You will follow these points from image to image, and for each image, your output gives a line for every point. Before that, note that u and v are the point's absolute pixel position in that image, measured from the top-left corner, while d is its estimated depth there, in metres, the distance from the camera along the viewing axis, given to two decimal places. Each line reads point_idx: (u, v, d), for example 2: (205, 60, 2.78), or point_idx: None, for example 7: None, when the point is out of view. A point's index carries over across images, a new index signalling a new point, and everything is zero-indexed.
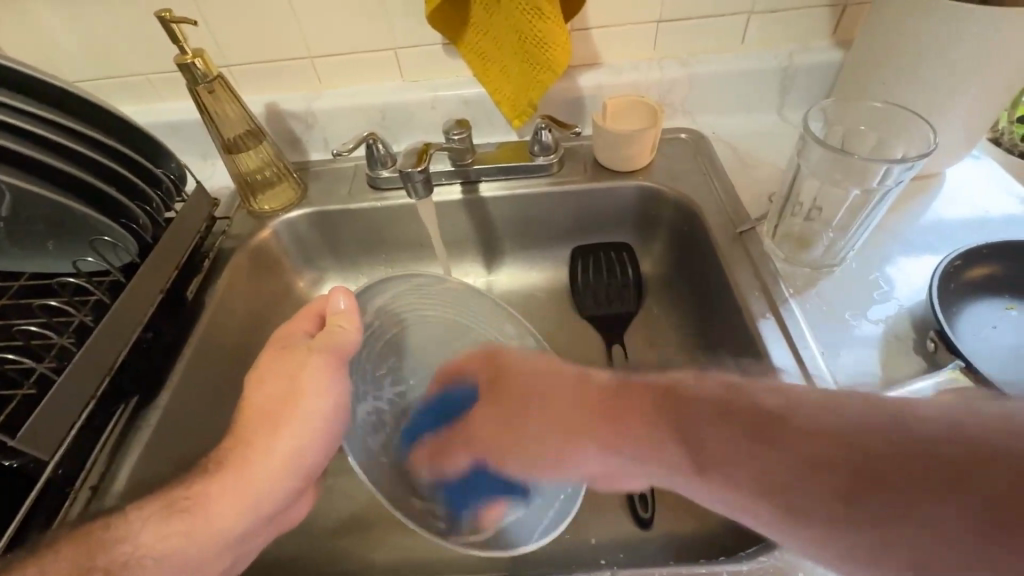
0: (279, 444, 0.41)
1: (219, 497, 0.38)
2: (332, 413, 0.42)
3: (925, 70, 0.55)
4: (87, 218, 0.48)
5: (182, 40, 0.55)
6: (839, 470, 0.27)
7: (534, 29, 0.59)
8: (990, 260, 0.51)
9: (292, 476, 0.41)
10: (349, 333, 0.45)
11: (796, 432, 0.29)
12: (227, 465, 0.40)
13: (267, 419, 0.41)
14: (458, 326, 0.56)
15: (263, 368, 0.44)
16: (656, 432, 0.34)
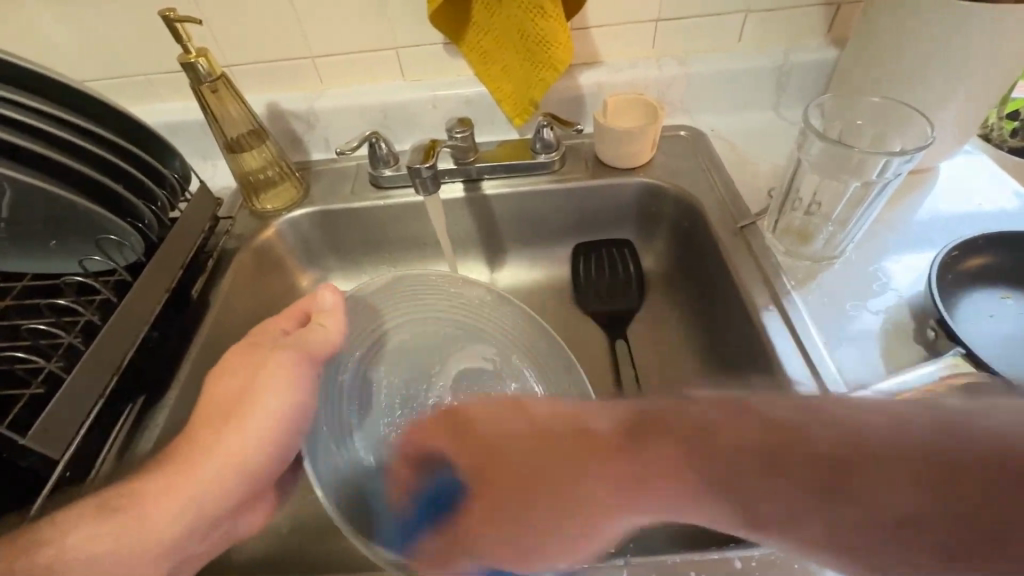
0: (221, 442, 0.40)
1: (153, 501, 0.37)
2: (281, 412, 0.42)
3: (920, 65, 0.56)
4: (94, 217, 0.48)
5: (185, 39, 0.55)
6: (810, 474, 0.26)
7: (536, 27, 0.59)
8: (987, 251, 0.52)
9: (235, 479, 0.40)
10: (327, 337, 0.47)
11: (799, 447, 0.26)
12: (169, 462, 0.40)
13: (219, 414, 0.42)
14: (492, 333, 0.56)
15: (231, 363, 0.46)
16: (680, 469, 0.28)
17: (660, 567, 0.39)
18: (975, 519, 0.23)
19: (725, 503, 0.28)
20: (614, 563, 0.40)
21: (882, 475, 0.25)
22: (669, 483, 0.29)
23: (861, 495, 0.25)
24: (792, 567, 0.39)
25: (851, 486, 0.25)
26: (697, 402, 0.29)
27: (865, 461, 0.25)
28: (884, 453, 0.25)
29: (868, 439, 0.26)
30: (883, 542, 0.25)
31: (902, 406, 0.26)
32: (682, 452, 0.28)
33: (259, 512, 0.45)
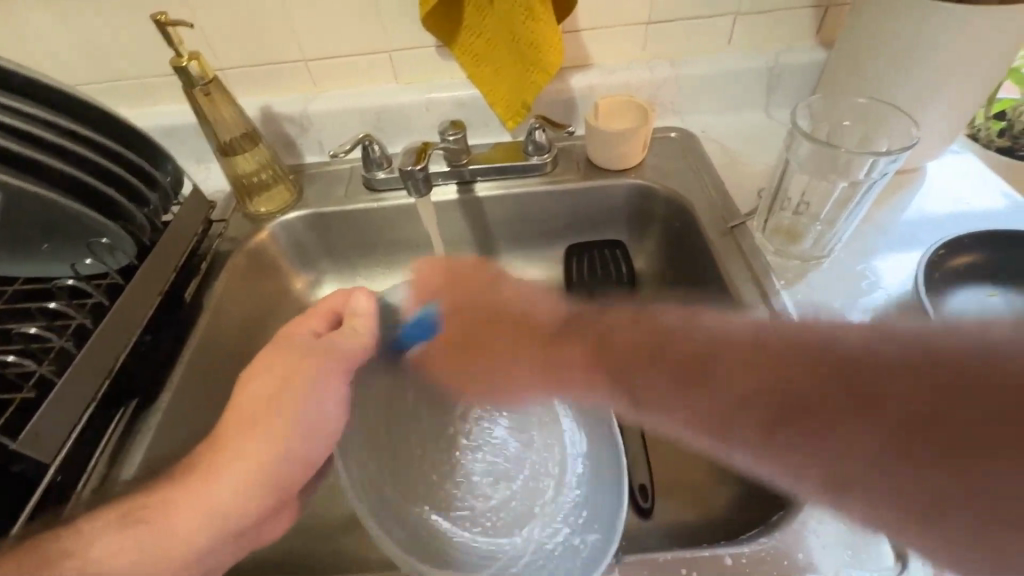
0: (250, 448, 0.41)
1: (181, 512, 0.37)
2: (315, 413, 0.44)
3: (906, 66, 0.57)
4: (87, 221, 0.49)
5: (177, 43, 0.56)
6: (775, 402, 0.31)
7: (527, 30, 0.60)
8: (972, 249, 0.53)
9: (267, 487, 0.41)
10: (357, 344, 0.50)
11: (741, 363, 0.33)
12: (194, 473, 0.39)
13: (247, 420, 0.42)
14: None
15: (258, 365, 0.46)
16: (653, 376, 0.36)
17: (651, 566, 0.40)
18: (918, 407, 0.26)
19: (710, 423, 0.33)
20: (606, 562, 0.40)
21: (835, 402, 0.29)
22: (641, 373, 0.37)
23: (829, 428, 0.29)
24: (781, 564, 0.39)
25: (822, 411, 0.29)
26: (705, 329, 0.37)
27: (840, 365, 0.29)
28: (855, 357, 0.29)
29: (829, 355, 0.30)
30: (842, 417, 0.28)
31: (880, 326, 0.30)
32: (651, 344, 0.38)
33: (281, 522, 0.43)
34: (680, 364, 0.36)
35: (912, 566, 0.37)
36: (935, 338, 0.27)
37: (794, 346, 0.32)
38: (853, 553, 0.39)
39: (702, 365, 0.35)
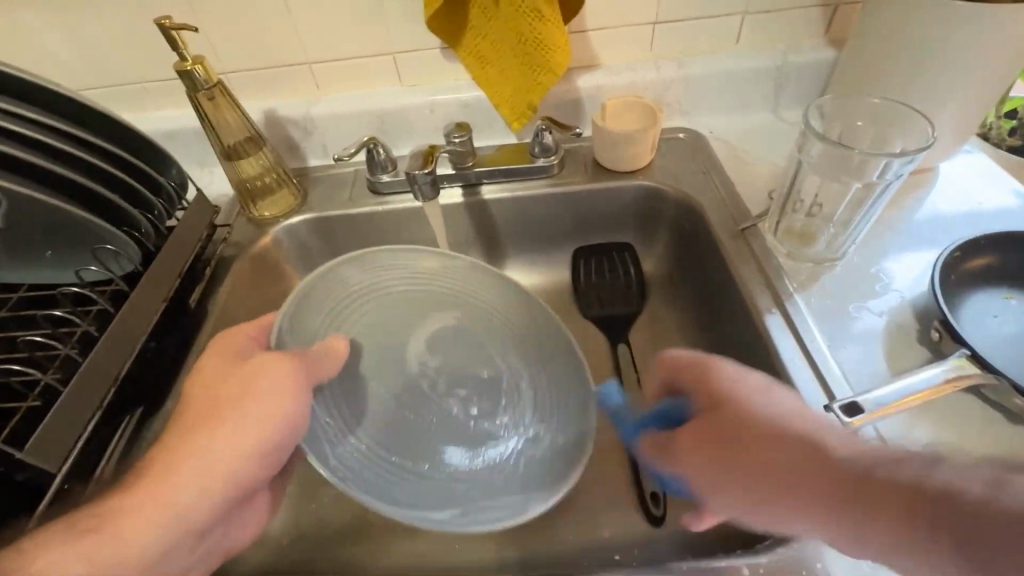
0: (215, 453, 0.39)
1: (135, 519, 0.35)
2: (278, 434, 0.40)
3: (919, 66, 0.56)
4: (91, 227, 0.48)
5: (181, 47, 0.55)
6: (855, 496, 0.33)
7: (534, 31, 0.59)
8: (988, 251, 0.52)
9: (229, 494, 0.39)
10: (332, 364, 0.44)
11: (882, 488, 0.33)
12: (150, 478, 0.37)
13: (208, 423, 0.39)
14: (475, 300, 0.57)
15: (210, 373, 0.43)
16: (835, 506, 0.34)
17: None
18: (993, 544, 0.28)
19: (830, 519, 0.34)
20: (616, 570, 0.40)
21: (858, 502, 0.33)
22: (829, 497, 0.34)
23: (858, 527, 0.33)
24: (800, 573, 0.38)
25: (854, 509, 0.33)
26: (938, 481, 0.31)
27: (917, 498, 0.31)
28: (938, 496, 0.31)
29: (922, 489, 0.32)
30: (857, 524, 0.33)
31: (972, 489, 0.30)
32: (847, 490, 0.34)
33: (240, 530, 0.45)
34: (861, 511, 0.33)
35: None
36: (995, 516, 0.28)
37: (920, 487, 0.32)
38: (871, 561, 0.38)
39: (821, 461, 0.35)
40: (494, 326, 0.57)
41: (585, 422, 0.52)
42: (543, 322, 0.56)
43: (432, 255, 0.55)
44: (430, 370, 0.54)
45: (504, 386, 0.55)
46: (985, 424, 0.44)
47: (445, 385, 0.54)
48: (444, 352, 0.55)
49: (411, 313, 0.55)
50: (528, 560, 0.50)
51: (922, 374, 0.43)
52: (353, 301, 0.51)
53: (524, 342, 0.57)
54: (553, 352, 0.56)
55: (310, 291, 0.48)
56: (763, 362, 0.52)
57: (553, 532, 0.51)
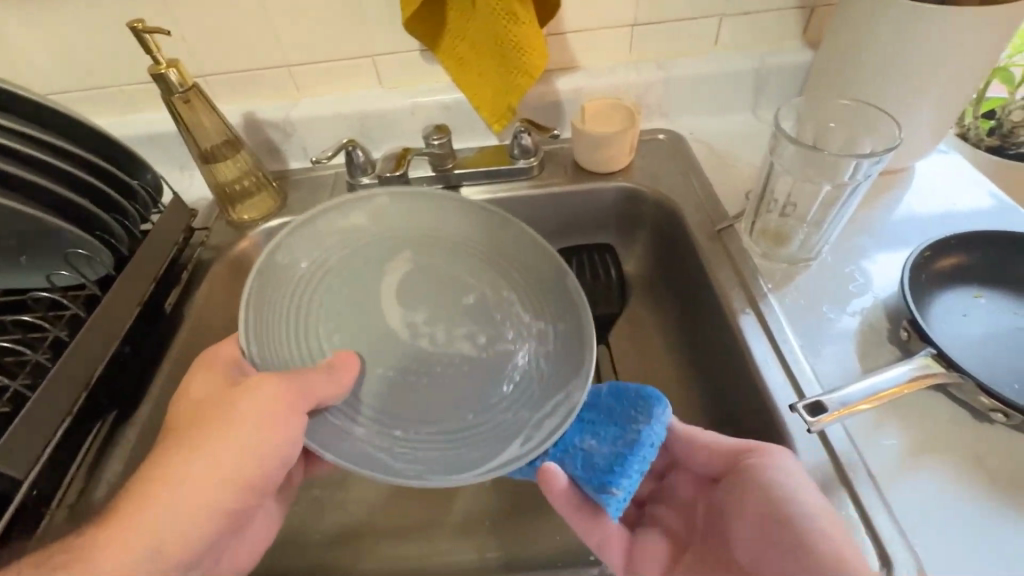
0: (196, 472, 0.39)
1: (111, 548, 0.35)
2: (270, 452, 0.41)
3: (890, 67, 0.57)
4: (61, 232, 0.47)
5: (155, 50, 0.55)
6: None
7: (510, 33, 0.59)
8: (959, 250, 0.52)
9: (208, 513, 0.40)
10: (332, 384, 0.43)
11: None
12: (127, 505, 0.37)
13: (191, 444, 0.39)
14: (428, 230, 0.55)
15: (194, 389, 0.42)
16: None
17: None
18: None
19: None
20: None
21: None
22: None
23: None
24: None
25: None
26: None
27: None
28: None
29: None
30: None
31: None
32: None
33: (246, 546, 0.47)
34: None
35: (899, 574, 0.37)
36: None
37: None
38: None
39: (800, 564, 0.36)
40: (465, 249, 0.55)
41: (573, 303, 0.51)
42: (512, 230, 0.54)
43: (350, 204, 0.52)
44: (426, 312, 0.53)
45: (495, 305, 0.54)
46: (953, 422, 0.45)
47: (455, 322, 0.53)
48: (427, 290, 0.54)
49: (374, 270, 0.53)
50: (505, 561, 0.50)
51: (888, 372, 0.44)
52: (306, 286, 0.49)
53: (483, 253, 0.55)
54: (528, 252, 0.54)
55: (260, 292, 0.45)
56: (737, 363, 0.52)
57: (534, 531, 0.51)
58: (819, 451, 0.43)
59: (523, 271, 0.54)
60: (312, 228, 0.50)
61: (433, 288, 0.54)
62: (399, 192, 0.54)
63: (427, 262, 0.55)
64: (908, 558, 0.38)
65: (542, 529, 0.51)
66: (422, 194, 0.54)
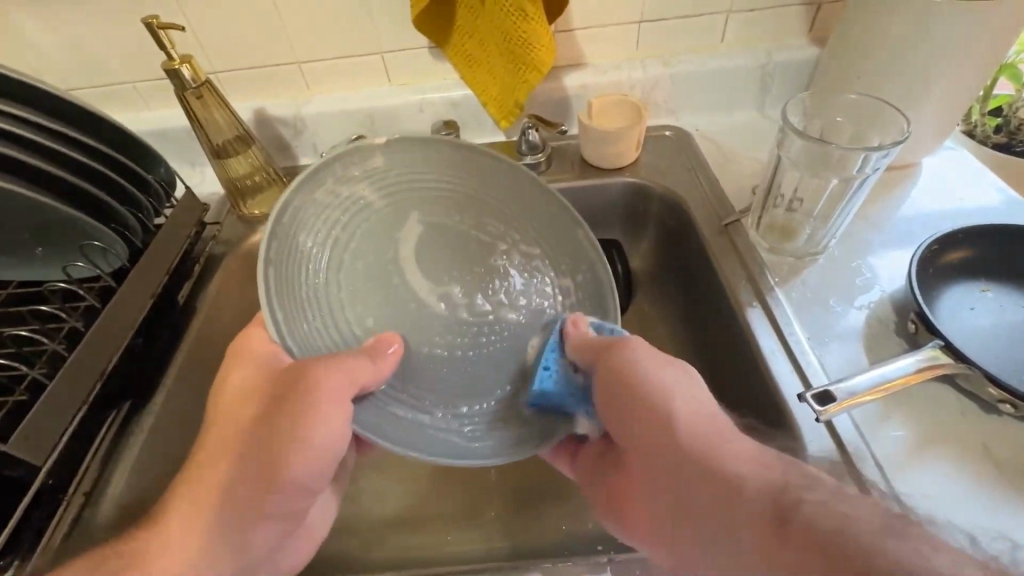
0: (240, 478, 0.39)
1: (164, 552, 0.37)
2: (320, 456, 0.40)
3: (898, 62, 0.57)
4: (78, 224, 0.48)
5: (169, 47, 0.56)
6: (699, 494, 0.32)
7: (519, 30, 0.59)
8: (966, 244, 0.52)
9: (265, 515, 0.40)
10: (370, 370, 0.40)
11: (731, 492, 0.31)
12: (171, 515, 0.39)
13: (237, 447, 0.40)
14: (437, 187, 0.51)
15: (232, 383, 0.42)
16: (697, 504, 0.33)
17: (642, 565, 0.41)
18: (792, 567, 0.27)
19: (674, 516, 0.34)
20: (598, 561, 0.42)
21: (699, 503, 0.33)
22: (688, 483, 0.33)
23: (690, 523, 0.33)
24: None
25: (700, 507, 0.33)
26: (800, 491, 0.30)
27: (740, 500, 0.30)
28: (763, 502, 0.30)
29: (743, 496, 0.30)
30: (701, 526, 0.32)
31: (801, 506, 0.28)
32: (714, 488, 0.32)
33: (310, 539, 0.46)
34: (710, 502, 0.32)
35: None
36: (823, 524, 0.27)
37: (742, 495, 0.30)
38: None
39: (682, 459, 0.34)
40: (479, 205, 0.53)
41: (586, 254, 0.53)
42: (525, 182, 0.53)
43: (346, 163, 0.46)
44: (456, 283, 0.51)
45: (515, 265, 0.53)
46: (960, 414, 0.45)
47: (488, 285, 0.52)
48: (453, 252, 0.52)
49: (384, 239, 0.49)
50: (513, 550, 0.50)
51: (896, 363, 0.44)
52: (325, 261, 0.43)
53: (510, 212, 0.53)
54: (540, 206, 0.53)
55: (278, 285, 0.38)
56: (745, 356, 0.52)
57: (540, 522, 0.52)
58: (826, 440, 0.43)
59: (538, 227, 0.54)
60: (319, 189, 0.44)
61: (459, 261, 0.52)
62: (405, 146, 0.49)
63: (438, 222, 0.52)
64: None
65: (552, 520, 0.52)
66: (455, 146, 0.50)
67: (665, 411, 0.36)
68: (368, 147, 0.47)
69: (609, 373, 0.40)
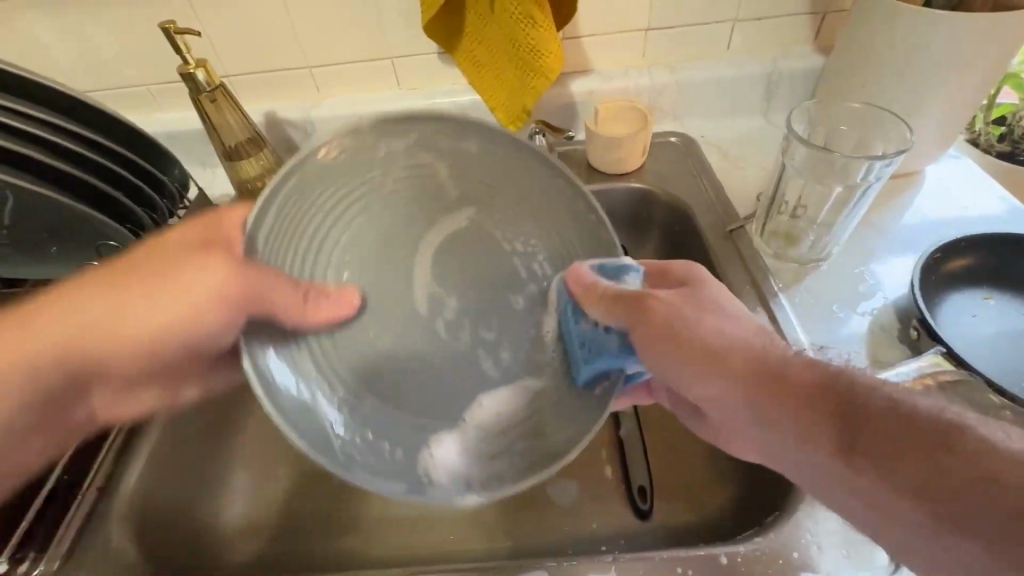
0: (101, 305, 0.39)
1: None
2: (191, 333, 0.41)
3: (902, 72, 0.58)
4: (94, 223, 0.50)
5: (185, 51, 0.57)
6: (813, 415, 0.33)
7: (527, 37, 0.60)
8: (970, 252, 0.53)
9: (111, 346, 0.40)
10: (290, 301, 0.39)
11: (853, 410, 0.33)
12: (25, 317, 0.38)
13: (121, 271, 0.40)
14: (470, 182, 0.46)
15: (172, 237, 0.41)
16: (810, 427, 0.33)
17: (646, 564, 0.42)
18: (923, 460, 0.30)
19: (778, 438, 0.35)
20: (602, 561, 0.42)
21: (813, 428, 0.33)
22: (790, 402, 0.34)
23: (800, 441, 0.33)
24: (777, 563, 0.41)
25: (818, 430, 0.33)
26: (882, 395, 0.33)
27: (853, 412, 0.33)
28: (872, 409, 0.32)
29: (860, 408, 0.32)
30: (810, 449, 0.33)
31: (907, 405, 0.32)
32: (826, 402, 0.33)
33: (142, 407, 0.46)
34: (833, 418, 0.33)
35: None
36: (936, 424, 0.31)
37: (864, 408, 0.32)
38: (848, 555, 0.41)
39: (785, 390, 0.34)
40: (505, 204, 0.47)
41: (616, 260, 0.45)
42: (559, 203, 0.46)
43: (342, 142, 0.41)
44: (456, 289, 0.49)
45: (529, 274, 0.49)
46: None
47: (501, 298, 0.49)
48: (461, 257, 0.49)
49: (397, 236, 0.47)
50: (514, 550, 0.51)
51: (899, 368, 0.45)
52: (310, 255, 0.42)
53: (539, 213, 0.47)
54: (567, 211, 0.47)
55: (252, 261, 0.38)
56: None
57: (543, 522, 0.52)
58: None
59: (566, 232, 0.47)
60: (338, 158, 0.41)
61: (465, 269, 0.49)
62: (415, 128, 0.42)
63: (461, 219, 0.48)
64: None
65: (555, 521, 0.52)
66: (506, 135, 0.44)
67: (727, 342, 0.37)
68: (359, 125, 0.40)
69: (655, 314, 0.38)
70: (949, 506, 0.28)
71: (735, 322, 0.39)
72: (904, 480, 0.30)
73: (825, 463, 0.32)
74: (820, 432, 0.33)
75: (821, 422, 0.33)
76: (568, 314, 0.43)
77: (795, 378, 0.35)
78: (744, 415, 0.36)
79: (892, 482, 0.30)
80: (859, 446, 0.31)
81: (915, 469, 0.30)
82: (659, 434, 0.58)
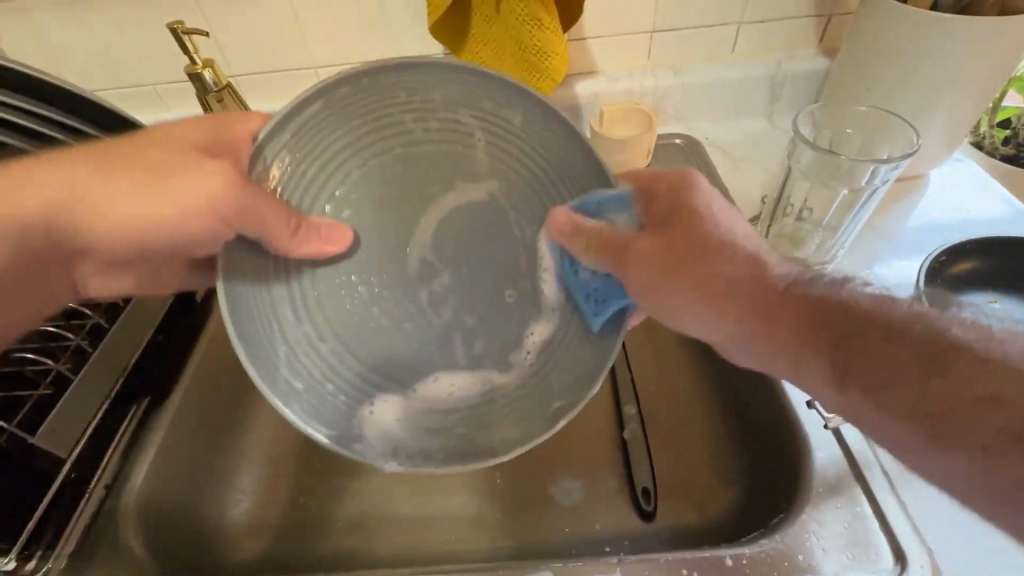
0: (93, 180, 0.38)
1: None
2: (163, 229, 0.40)
3: (908, 75, 0.58)
4: None
5: (192, 52, 0.57)
6: (811, 333, 0.35)
7: (533, 38, 0.61)
8: (975, 256, 0.53)
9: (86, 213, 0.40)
10: (277, 228, 0.39)
11: (854, 332, 0.34)
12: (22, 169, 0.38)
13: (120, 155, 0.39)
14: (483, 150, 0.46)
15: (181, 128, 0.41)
16: (804, 349, 0.35)
17: (650, 566, 0.42)
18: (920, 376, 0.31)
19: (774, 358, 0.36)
20: (607, 561, 0.42)
21: (810, 346, 0.35)
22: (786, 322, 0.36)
23: (798, 360, 0.35)
24: (781, 565, 0.41)
25: (819, 346, 0.34)
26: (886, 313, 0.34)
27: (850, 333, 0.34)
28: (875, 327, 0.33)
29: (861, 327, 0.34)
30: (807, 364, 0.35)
31: (907, 320, 0.33)
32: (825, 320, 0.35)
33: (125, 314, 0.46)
34: (831, 339, 0.34)
35: (912, 567, 0.39)
36: (937, 341, 0.32)
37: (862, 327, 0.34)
38: (852, 556, 0.41)
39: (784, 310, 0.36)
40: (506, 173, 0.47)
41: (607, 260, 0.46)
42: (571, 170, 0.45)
43: (355, 85, 0.39)
44: (449, 263, 0.50)
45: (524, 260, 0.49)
46: None
47: (501, 273, 0.50)
48: (462, 225, 0.50)
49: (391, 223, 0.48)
50: (517, 550, 0.51)
51: None
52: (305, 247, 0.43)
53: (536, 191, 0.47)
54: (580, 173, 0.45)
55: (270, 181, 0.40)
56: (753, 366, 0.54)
57: (547, 522, 0.53)
58: (835, 451, 0.46)
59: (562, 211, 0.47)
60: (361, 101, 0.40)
61: (459, 259, 0.50)
62: (437, 93, 0.42)
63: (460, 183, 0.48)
64: (923, 560, 0.40)
65: (559, 521, 0.53)
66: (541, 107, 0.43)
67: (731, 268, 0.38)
68: (379, 68, 0.39)
69: (657, 246, 0.39)
70: (943, 424, 0.29)
71: (728, 256, 0.39)
72: (899, 406, 0.31)
73: (820, 392, 0.34)
74: (819, 354, 0.34)
75: (821, 342, 0.34)
76: (566, 268, 0.46)
77: (795, 302, 0.36)
78: (744, 351, 0.38)
79: (890, 400, 0.31)
80: (853, 377, 0.33)
81: (907, 393, 0.31)
82: (664, 436, 0.58)
